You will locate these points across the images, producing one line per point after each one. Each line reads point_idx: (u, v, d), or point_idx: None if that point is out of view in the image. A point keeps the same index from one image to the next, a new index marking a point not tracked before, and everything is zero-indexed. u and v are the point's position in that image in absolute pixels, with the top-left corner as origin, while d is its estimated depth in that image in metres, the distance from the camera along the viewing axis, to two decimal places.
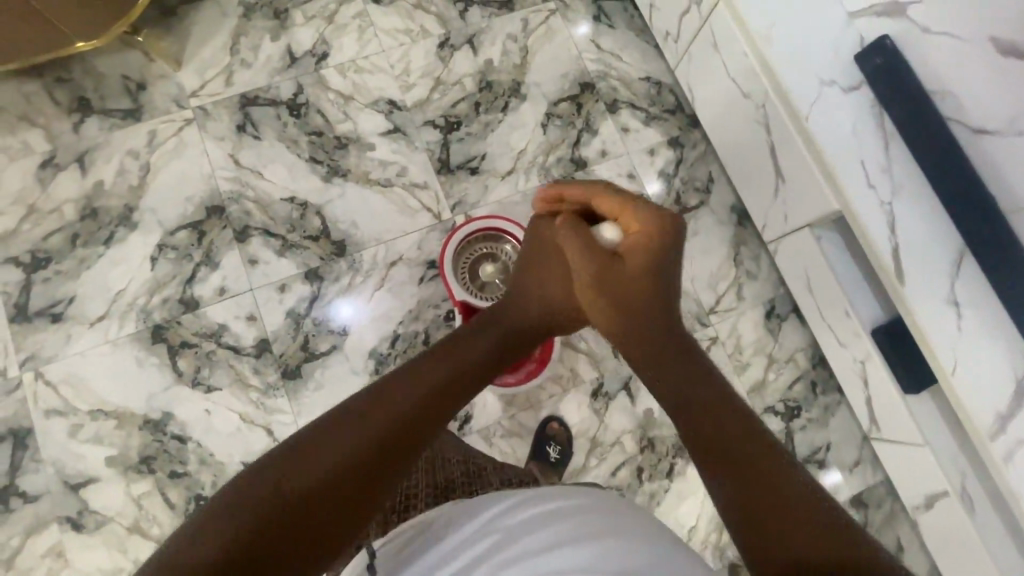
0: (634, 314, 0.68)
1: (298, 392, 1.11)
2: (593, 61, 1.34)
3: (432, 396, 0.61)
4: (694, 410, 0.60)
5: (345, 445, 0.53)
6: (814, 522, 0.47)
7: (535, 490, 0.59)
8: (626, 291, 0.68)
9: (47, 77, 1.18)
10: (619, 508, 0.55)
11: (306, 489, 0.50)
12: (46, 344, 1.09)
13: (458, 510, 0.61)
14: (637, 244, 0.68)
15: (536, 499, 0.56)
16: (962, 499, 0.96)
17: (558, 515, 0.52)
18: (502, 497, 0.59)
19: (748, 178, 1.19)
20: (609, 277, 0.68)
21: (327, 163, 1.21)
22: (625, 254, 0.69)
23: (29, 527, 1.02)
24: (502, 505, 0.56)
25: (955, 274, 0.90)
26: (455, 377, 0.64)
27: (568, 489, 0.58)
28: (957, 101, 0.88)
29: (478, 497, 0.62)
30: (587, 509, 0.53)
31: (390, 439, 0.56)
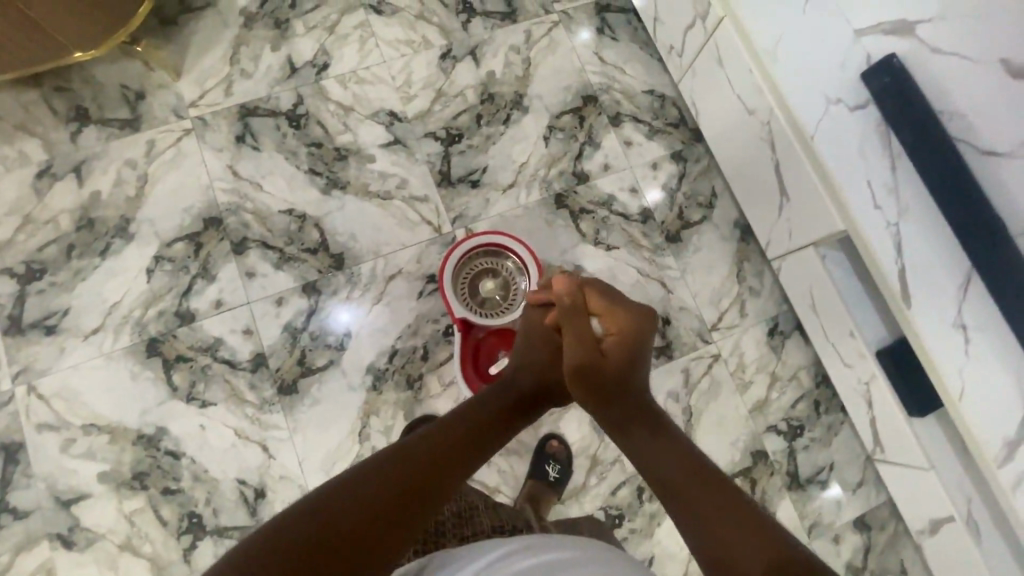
0: (614, 387, 0.74)
1: (294, 407, 1.10)
2: (596, 74, 1.33)
3: (459, 445, 0.64)
4: (650, 452, 0.66)
5: (378, 482, 0.55)
6: (761, 537, 0.53)
7: (525, 538, 0.57)
8: (611, 375, 0.74)
9: (45, 86, 1.17)
10: (613, 562, 0.53)
11: (335, 525, 0.50)
12: (40, 357, 1.07)
13: (442, 559, 0.57)
14: (620, 337, 0.78)
15: (536, 547, 0.54)
16: (968, 524, 0.95)
17: (552, 568, 0.51)
18: (492, 543, 0.57)
19: (752, 193, 1.17)
20: (595, 364, 0.74)
21: (327, 174, 1.20)
22: (607, 344, 0.78)
23: (19, 544, 1.00)
24: (493, 553, 0.54)
25: (962, 297, 0.88)
26: (477, 429, 0.68)
27: (559, 539, 0.57)
28: (963, 120, 0.88)
29: (468, 543, 0.59)
30: (580, 563, 0.52)
31: (421, 480, 0.58)
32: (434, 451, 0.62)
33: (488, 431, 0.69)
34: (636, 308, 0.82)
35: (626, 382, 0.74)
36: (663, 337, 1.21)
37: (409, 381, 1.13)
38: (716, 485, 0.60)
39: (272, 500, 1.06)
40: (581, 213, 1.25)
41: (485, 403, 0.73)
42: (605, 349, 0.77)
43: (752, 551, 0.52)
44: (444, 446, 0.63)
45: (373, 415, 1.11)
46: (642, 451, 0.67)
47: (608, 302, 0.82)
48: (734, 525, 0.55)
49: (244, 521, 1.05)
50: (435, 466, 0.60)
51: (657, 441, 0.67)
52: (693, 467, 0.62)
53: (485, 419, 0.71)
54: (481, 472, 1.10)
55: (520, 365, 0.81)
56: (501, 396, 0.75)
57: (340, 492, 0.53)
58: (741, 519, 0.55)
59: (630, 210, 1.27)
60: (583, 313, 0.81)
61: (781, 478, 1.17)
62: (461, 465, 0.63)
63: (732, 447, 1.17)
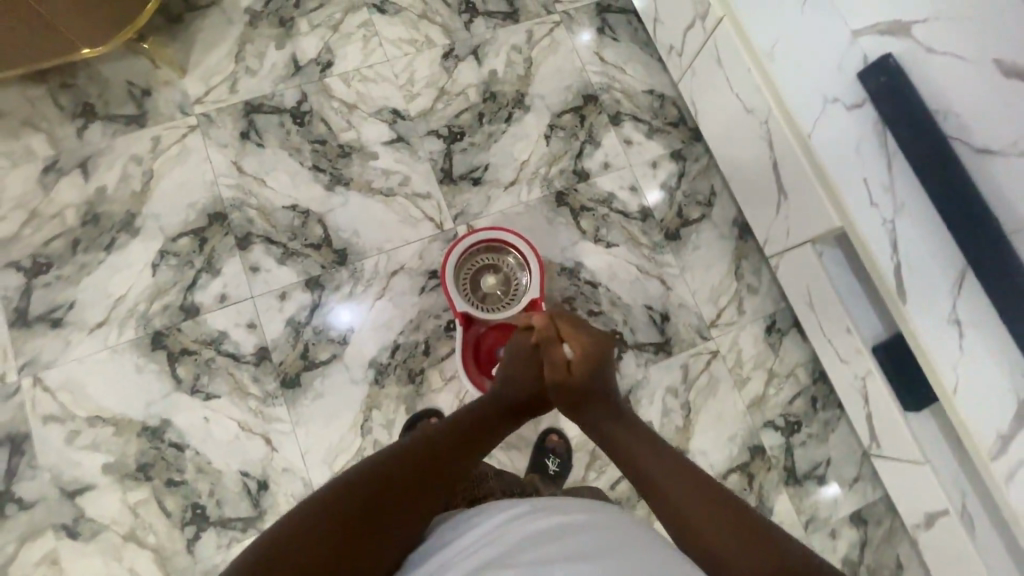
0: (587, 397, 0.78)
1: (297, 400, 1.11)
2: (596, 73, 1.34)
3: (456, 441, 0.66)
4: (643, 464, 0.65)
5: (380, 483, 0.56)
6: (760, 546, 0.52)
7: (538, 501, 0.58)
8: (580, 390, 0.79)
9: (52, 82, 1.18)
10: (621, 526, 0.54)
11: (340, 530, 0.51)
12: (45, 349, 1.08)
13: (457, 520, 0.60)
14: (585, 353, 0.82)
15: (549, 510, 0.56)
16: (962, 518, 0.96)
17: (562, 529, 0.52)
18: (507, 504, 0.59)
19: (750, 192, 1.18)
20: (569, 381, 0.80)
21: (331, 171, 1.22)
22: (575, 364, 0.82)
23: (24, 534, 1.01)
24: (505, 515, 0.55)
25: (957, 293, 0.90)
26: (472, 428, 0.70)
27: (570, 503, 0.58)
28: (958, 119, 0.90)
29: (483, 505, 0.61)
30: (589, 526, 0.53)
31: (421, 479, 0.59)
32: (431, 449, 0.63)
33: (484, 429, 0.71)
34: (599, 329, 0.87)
35: (601, 394, 0.78)
36: (662, 333, 1.22)
37: (411, 375, 1.14)
38: (711, 494, 0.58)
39: (275, 493, 1.07)
40: (582, 211, 1.26)
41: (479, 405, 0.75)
42: (573, 365, 0.81)
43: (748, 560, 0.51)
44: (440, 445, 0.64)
45: (374, 409, 1.12)
46: (633, 464, 0.66)
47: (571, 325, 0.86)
48: (730, 535, 0.54)
49: (247, 513, 1.06)
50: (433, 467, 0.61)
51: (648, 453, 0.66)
52: (686, 479, 0.60)
53: (480, 418, 0.73)
54: None
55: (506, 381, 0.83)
56: (492, 403, 0.77)
57: (340, 497, 0.54)
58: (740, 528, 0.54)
59: (630, 208, 1.28)
60: (553, 341, 0.85)
61: (778, 473, 1.18)
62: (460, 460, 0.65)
63: (730, 443, 1.18)
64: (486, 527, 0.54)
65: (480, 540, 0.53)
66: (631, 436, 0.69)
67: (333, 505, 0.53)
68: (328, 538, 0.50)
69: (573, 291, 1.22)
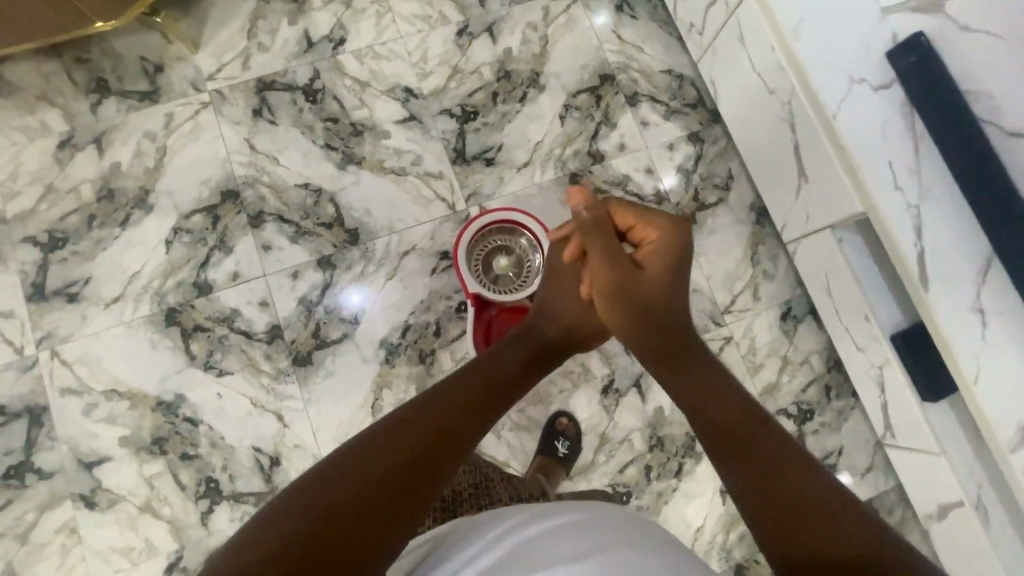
0: (657, 311, 0.71)
1: (309, 378, 1.12)
2: (613, 52, 1.31)
3: (464, 398, 0.62)
4: (709, 410, 0.62)
5: (384, 454, 0.53)
6: (838, 520, 0.49)
7: (544, 506, 0.56)
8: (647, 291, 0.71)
9: (66, 57, 1.18)
10: (630, 523, 0.53)
11: (351, 498, 0.48)
12: (62, 323, 1.10)
13: (466, 526, 0.58)
14: (656, 249, 0.74)
15: (566, 508, 0.55)
16: (977, 510, 0.95)
17: (569, 529, 0.51)
18: (518, 513, 0.56)
19: (770, 176, 1.16)
20: (636, 284, 0.71)
21: (343, 149, 1.21)
22: (645, 263, 0.74)
23: (43, 503, 1.03)
24: (530, 510, 0.55)
25: (981, 282, 0.88)
26: (488, 382, 0.67)
27: (572, 503, 0.56)
28: (990, 101, 0.87)
29: (488, 513, 0.59)
30: (598, 522, 0.52)
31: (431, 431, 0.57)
32: (438, 411, 0.59)
33: (502, 382, 0.68)
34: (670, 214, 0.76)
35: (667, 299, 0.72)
36: None
37: (421, 356, 1.14)
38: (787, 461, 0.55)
39: (287, 469, 1.08)
40: (596, 193, 1.24)
41: (492, 359, 0.71)
42: (643, 265, 0.73)
43: (821, 530, 0.48)
44: (448, 402, 0.61)
45: (385, 389, 1.13)
46: (699, 410, 0.63)
47: (633, 214, 0.76)
48: (802, 503, 0.51)
49: (260, 487, 1.07)
50: (443, 423, 0.58)
51: (716, 403, 0.62)
52: (752, 436, 0.58)
53: (493, 371, 0.69)
54: (492, 446, 1.12)
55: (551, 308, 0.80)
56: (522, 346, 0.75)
57: (342, 477, 0.50)
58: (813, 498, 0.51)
59: (645, 191, 1.26)
60: (609, 229, 0.71)
61: None
62: (474, 412, 0.62)
63: None
64: (513, 518, 0.54)
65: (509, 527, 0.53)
66: (698, 377, 0.67)
67: (333, 484, 0.49)
68: (331, 516, 0.47)
69: None
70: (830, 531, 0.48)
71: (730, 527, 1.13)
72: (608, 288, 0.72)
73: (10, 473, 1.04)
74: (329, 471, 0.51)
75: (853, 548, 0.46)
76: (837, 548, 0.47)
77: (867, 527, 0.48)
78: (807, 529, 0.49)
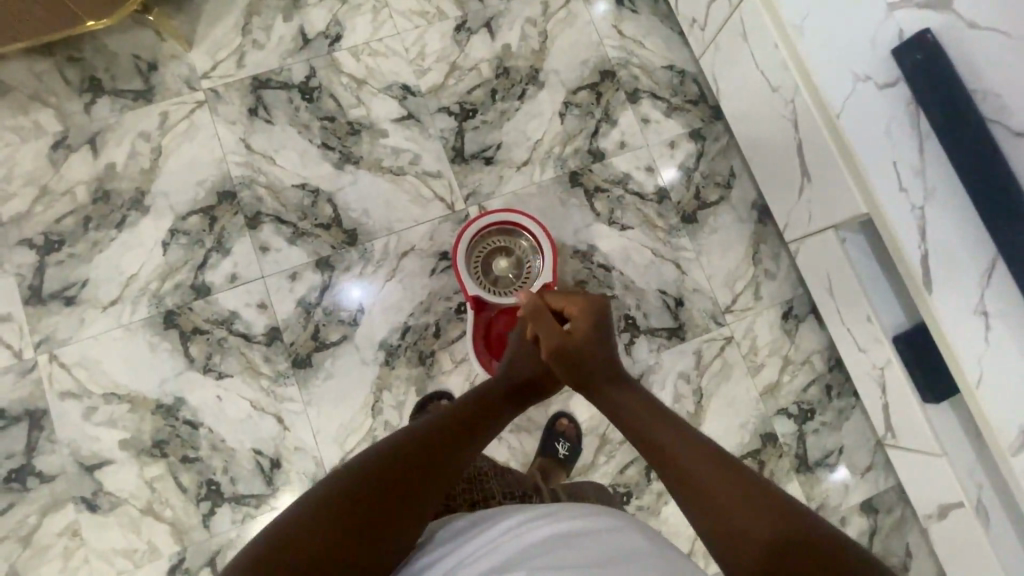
0: (592, 369, 0.75)
1: (309, 380, 1.11)
2: (614, 47, 1.29)
3: (448, 432, 0.65)
4: (653, 429, 0.65)
5: (374, 485, 0.54)
6: (779, 517, 0.50)
7: (538, 507, 0.57)
8: (581, 354, 0.76)
9: (58, 55, 1.16)
10: (632, 533, 0.52)
11: (348, 509, 0.51)
12: (61, 326, 1.09)
13: (460, 526, 0.58)
14: (582, 319, 0.79)
15: (566, 513, 0.54)
16: (978, 511, 0.95)
17: (564, 538, 0.50)
18: (503, 514, 0.57)
19: (772, 174, 1.14)
20: (569, 347, 0.76)
21: (340, 149, 1.19)
22: (575, 331, 0.78)
23: (46, 506, 1.04)
24: (528, 512, 0.55)
25: (985, 283, 0.87)
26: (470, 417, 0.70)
27: (573, 507, 0.56)
28: (998, 100, 0.85)
29: (482, 512, 0.60)
30: (598, 531, 0.51)
31: (423, 454, 0.60)
32: (426, 444, 0.61)
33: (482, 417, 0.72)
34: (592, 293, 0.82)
35: (603, 359, 0.76)
36: (675, 318, 1.20)
37: (421, 358, 1.14)
38: (723, 470, 0.56)
39: (288, 471, 1.08)
40: (595, 191, 1.23)
41: (473, 398, 0.75)
42: (572, 331, 0.78)
43: (764, 529, 0.50)
44: (433, 437, 0.63)
45: (385, 390, 1.12)
46: (642, 433, 0.66)
47: (566, 295, 0.83)
48: (745, 503, 0.52)
49: (260, 489, 1.07)
50: (430, 453, 0.60)
51: (659, 424, 0.65)
52: (698, 450, 0.59)
53: (476, 407, 0.72)
54: (492, 447, 1.12)
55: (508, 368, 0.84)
56: (491, 391, 0.78)
57: (341, 490, 0.53)
58: (758, 499, 0.52)
59: (646, 190, 1.25)
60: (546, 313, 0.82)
61: (789, 461, 1.17)
62: (459, 445, 0.64)
63: (741, 430, 1.17)
64: (509, 520, 0.54)
65: (504, 529, 0.53)
66: (633, 406, 0.70)
67: (329, 511, 0.51)
68: (325, 544, 0.48)
69: (586, 274, 1.20)
70: (769, 526, 0.50)
71: None
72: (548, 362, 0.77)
73: (12, 476, 1.04)
74: (324, 498, 0.52)
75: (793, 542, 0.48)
76: (772, 538, 0.49)
77: (810, 522, 0.50)
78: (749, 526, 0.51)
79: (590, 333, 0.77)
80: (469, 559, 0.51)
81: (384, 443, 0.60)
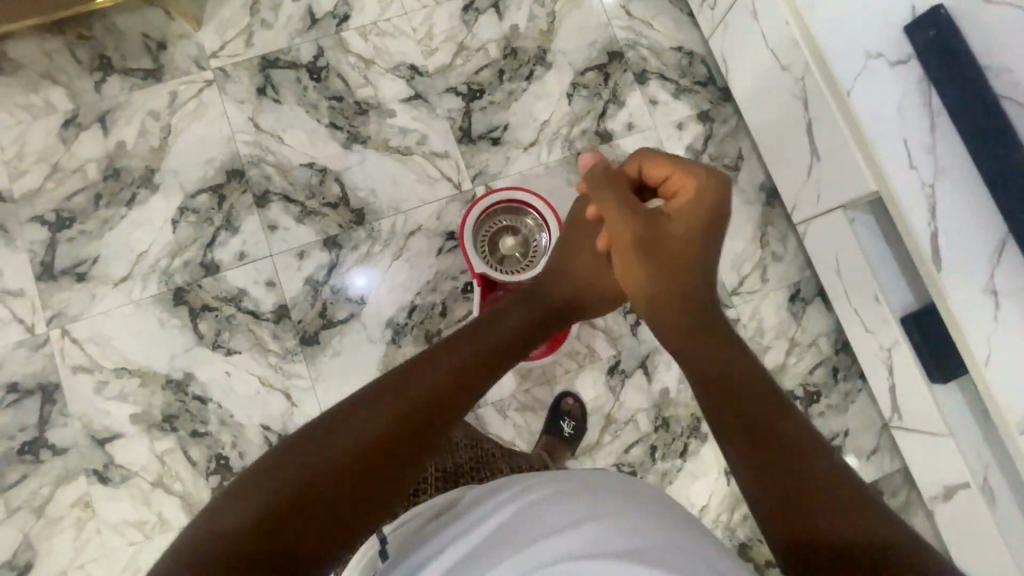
0: (674, 253, 0.71)
1: (316, 357, 1.12)
2: (622, 28, 1.28)
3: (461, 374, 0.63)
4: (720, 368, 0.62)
5: (368, 429, 0.53)
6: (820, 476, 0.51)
7: (545, 475, 0.58)
8: (672, 236, 0.71)
9: (68, 34, 1.17)
10: (640, 493, 0.53)
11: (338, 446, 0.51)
12: (72, 302, 1.10)
13: (465, 496, 0.59)
14: (683, 201, 0.71)
15: (561, 479, 0.55)
16: (983, 491, 0.95)
17: (569, 497, 0.51)
18: (508, 485, 0.58)
19: (780, 155, 1.13)
20: (658, 232, 0.71)
21: (348, 129, 1.19)
22: (673, 212, 0.72)
23: (58, 478, 1.05)
24: (530, 480, 0.56)
25: (996, 263, 0.86)
26: (490, 353, 0.68)
27: (572, 473, 0.57)
28: (1010, 76, 0.85)
29: (489, 483, 0.61)
30: (598, 489, 0.52)
31: (429, 392, 0.59)
32: (438, 380, 0.60)
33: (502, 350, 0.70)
34: (710, 167, 0.72)
35: (694, 247, 0.71)
36: None
37: (427, 336, 1.15)
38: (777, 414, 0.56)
39: None
40: None
41: (505, 321, 0.73)
42: (669, 213, 0.72)
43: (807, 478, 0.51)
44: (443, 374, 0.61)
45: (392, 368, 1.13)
46: (698, 350, 0.65)
47: (668, 162, 0.73)
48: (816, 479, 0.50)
49: None
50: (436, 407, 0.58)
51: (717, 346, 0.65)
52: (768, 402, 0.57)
53: (497, 337, 0.70)
54: (498, 427, 1.12)
55: (562, 271, 0.80)
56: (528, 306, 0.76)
57: (336, 434, 0.53)
58: (836, 490, 0.49)
59: None
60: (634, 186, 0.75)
61: None
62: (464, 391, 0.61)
63: None
64: (511, 489, 0.55)
65: (507, 496, 0.54)
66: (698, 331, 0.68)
67: (319, 449, 0.51)
68: (319, 481, 0.49)
69: None
70: (851, 523, 0.46)
71: (735, 507, 1.14)
72: (629, 244, 0.72)
73: (25, 449, 1.06)
74: (320, 432, 0.53)
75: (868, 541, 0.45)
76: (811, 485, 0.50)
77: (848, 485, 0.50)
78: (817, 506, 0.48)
79: (690, 218, 0.71)
80: (469, 527, 0.52)
81: (388, 380, 0.60)
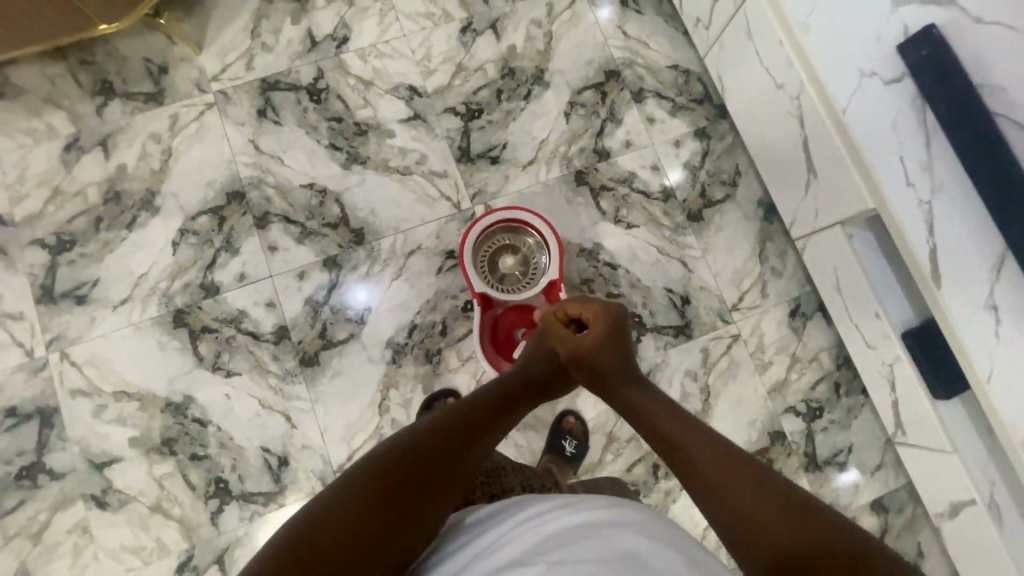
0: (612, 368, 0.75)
1: (316, 379, 1.12)
2: (619, 47, 1.30)
3: (471, 420, 0.65)
4: (671, 428, 0.64)
5: (394, 474, 0.55)
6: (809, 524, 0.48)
7: (566, 499, 0.57)
8: (603, 355, 0.76)
9: (71, 59, 1.18)
10: (658, 527, 0.51)
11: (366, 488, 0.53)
12: (72, 325, 1.10)
13: (476, 519, 0.59)
14: (597, 327, 0.78)
15: (577, 505, 0.54)
16: (990, 509, 0.94)
17: (581, 527, 0.50)
18: (527, 505, 0.57)
19: (778, 170, 1.14)
20: (590, 351, 0.76)
21: (347, 149, 1.20)
22: (592, 335, 0.78)
23: (56, 504, 1.04)
24: (544, 506, 0.55)
25: (995, 278, 0.83)
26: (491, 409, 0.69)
27: (594, 499, 0.56)
28: (1006, 95, 0.79)
29: (501, 504, 0.60)
30: (622, 520, 0.51)
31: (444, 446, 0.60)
32: (454, 435, 0.62)
33: (509, 403, 0.72)
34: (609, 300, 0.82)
35: (622, 358, 0.76)
36: (681, 316, 1.20)
37: (428, 355, 1.14)
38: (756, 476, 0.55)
39: (296, 469, 1.09)
40: (601, 190, 1.23)
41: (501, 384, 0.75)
42: (590, 335, 0.78)
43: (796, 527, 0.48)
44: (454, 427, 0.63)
45: (393, 388, 1.13)
46: (659, 432, 0.65)
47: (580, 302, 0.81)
48: (776, 505, 0.51)
49: (269, 487, 1.08)
50: (448, 454, 0.60)
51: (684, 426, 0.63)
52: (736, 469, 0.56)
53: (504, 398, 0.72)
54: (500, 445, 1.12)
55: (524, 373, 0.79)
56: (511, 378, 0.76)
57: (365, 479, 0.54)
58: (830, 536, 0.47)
59: (651, 188, 1.25)
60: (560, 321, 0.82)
61: (798, 459, 1.17)
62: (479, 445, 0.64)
63: (749, 428, 1.17)
64: (522, 517, 0.54)
65: (516, 526, 0.53)
66: (661, 418, 0.66)
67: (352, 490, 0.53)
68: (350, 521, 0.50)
69: (592, 272, 1.20)
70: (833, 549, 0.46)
71: None
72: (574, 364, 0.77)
73: (21, 475, 1.05)
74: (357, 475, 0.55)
75: (818, 547, 0.46)
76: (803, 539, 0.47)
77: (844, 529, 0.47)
78: (768, 523, 0.50)
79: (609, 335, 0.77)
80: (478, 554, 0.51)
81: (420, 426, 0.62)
